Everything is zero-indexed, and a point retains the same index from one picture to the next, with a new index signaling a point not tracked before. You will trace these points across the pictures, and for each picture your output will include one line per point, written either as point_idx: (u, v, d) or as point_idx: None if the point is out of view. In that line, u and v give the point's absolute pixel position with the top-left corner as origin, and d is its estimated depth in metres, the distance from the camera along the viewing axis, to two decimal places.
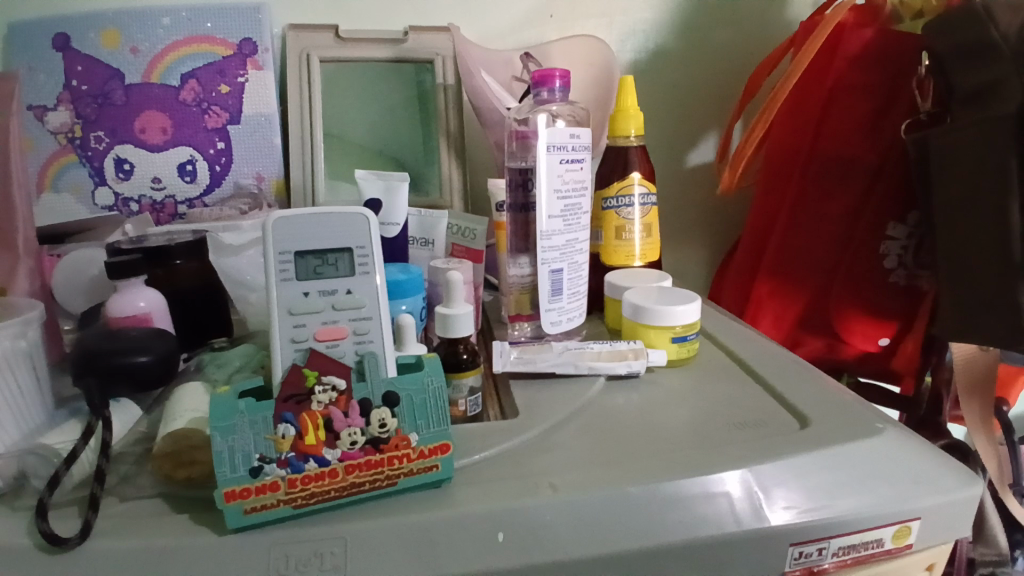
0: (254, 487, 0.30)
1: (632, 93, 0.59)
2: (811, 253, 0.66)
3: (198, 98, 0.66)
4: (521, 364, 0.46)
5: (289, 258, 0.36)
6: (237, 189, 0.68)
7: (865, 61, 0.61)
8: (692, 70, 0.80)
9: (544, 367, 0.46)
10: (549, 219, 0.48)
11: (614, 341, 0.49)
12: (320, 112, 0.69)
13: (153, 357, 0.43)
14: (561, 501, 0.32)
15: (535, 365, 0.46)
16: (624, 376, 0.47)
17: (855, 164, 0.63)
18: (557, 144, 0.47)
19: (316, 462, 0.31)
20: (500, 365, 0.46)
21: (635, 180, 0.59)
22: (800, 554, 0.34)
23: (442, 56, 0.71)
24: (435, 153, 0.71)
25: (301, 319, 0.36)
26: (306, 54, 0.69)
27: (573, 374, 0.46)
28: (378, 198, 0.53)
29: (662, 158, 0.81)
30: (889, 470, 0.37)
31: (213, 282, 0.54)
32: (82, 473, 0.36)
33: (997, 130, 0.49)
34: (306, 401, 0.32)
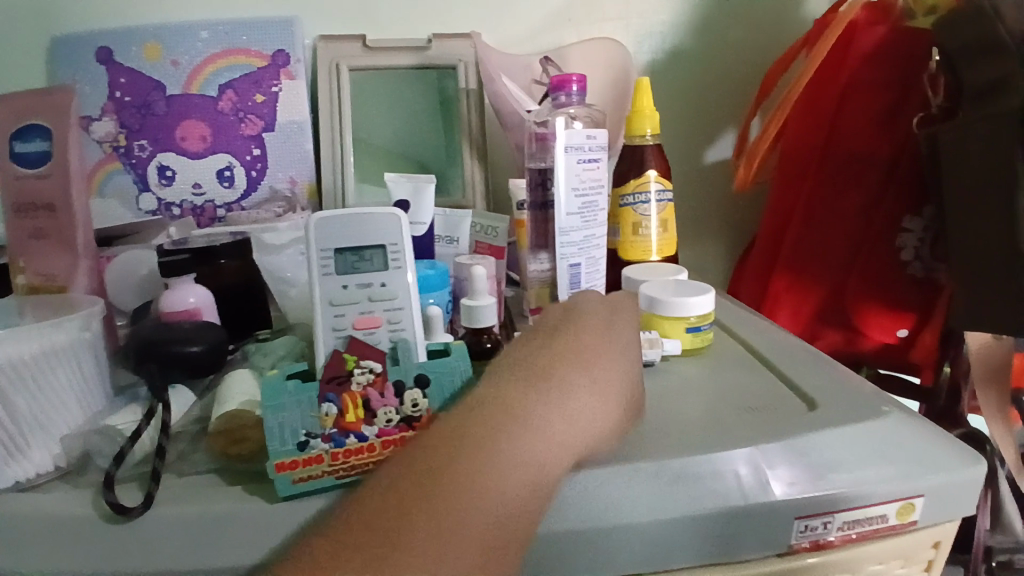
0: (301, 460, 0.33)
1: (647, 94, 0.62)
2: (827, 247, 0.67)
3: (235, 107, 0.71)
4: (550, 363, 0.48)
5: (330, 254, 0.39)
6: (272, 192, 0.72)
7: (877, 59, 0.63)
8: (707, 68, 0.81)
9: None
10: (567, 216, 0.50)
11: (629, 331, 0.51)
12: (349, 118, 0.72)
13: (203, 347, 0.47)
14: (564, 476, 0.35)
15: None
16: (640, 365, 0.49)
17: (870, 160, 0.64)
18: (574, 145, 0.50)
19: (356, 437, 0.34)
20: None
21: (651, 178, 0.61)
22: (805, 527, 0.36)
23: (464, 61, 0.74)
24: (458, 154, 0.74)
25: (341, 309, 0.39)
26: (336, 63, 0.72)
27: None
28: (406, 199, 0.56)
29: (680, 156, 0.83)
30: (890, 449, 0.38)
31: (254, 280, 0.58)
32: (144, 451, 0.40)
33: (1005, 123, 0.50)
34: (346, 382, 0.36)
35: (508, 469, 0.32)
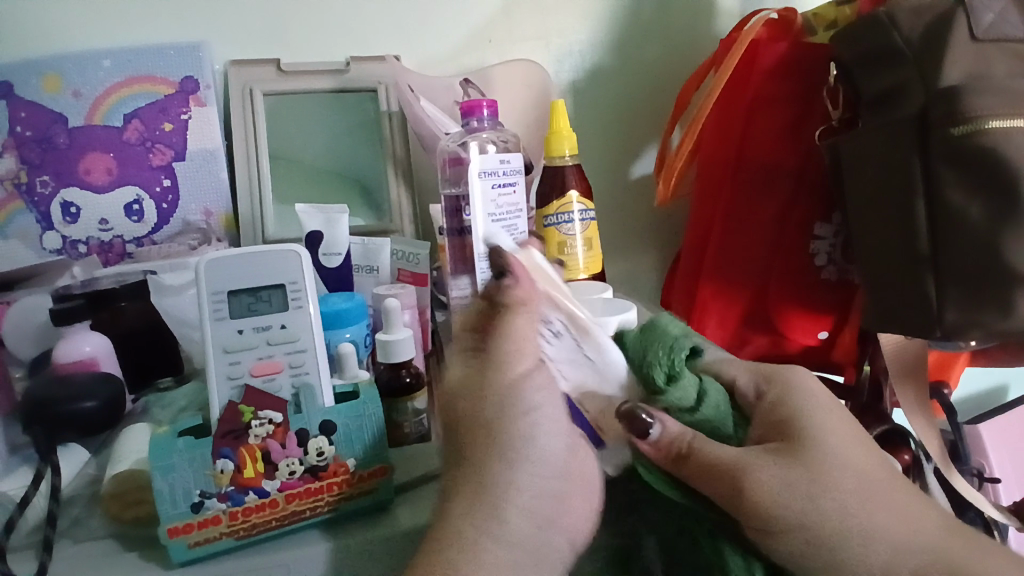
0: (195, 522, 0.32)
1: (563, 115, 0.62)
2: (745, 254, 0.68)
3: (142, 137, 0.67)
4: (567, 389, 0.38)
5: (222, 297, 0.37)
6: (185, 225, 0.68)
7: (780, 73, 0.65)
8: (627, 85, 0.83)
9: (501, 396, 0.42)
10: (485, 241, 0.50)
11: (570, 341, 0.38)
12: (265, 143, 0.70)
13: (99, 402, 0.43)
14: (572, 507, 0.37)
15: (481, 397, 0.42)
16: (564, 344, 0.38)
17: (782, 169, 0.66)
18: (488, 170, 0.49)
19: (255, 494, 0.33)
20: None
21: (573, 199, 0.61)
22: None
23: (384, 83, 0.73)
24: (383, 178, 0.73)
25: (235, 356, 0.37)
26: (248, 88, 0.70)
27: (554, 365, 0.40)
28: (318, 231, 0.54)
29: (606, 172, 0.84)
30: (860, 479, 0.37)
31: (157, 323, 0.54)
32: (35, 519, 0.37)
33: (902, 131, 0.53)
34: (242, 436, 0.34)
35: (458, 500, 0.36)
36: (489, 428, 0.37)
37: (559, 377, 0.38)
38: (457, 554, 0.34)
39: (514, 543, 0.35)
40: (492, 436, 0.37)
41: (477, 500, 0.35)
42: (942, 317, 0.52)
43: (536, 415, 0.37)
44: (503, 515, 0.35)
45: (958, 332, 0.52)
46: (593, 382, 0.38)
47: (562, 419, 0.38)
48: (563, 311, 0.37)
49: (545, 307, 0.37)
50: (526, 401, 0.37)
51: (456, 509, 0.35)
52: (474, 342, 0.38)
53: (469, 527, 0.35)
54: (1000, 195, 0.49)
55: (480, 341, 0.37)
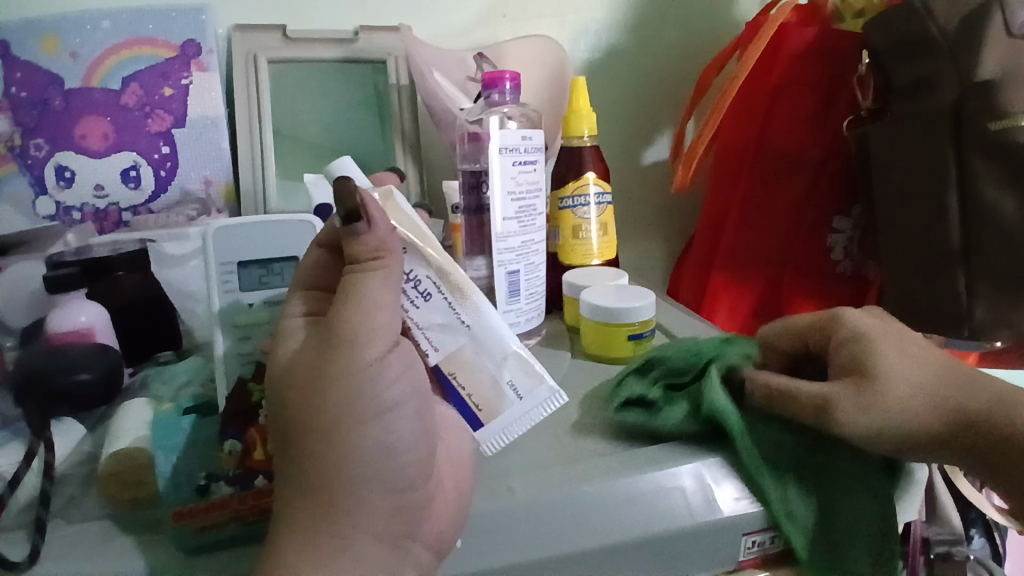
0: (201, 506, 0.30)
1: (583, 93, 0.60)
2: (759, 246, 0.67)
3: (140, 102, 0.64)
4: (438, 359, 0.37)
5: (232, 268, 0.37)
6: (184, 194, 0.66)
7: (809, 59, 0.62)
8: (644, 68, 0.81)
9: (515, 427, 0.38)
10: (503, 221, 0.47)
11: (520, 361, 0.38)
12: (270, 112, 0.67)
13: (94, 375, 0.42)
14: (434, 512, 0.33)
15: (509, 433, 0.38)
16: (526, 387, 0.38)
17: (803, 159, 0.64)
18: (508, 147, 0.47)
19: (263, 479, 0.32)
20: (491, 447, 0.38)
21: (590, 181, 0.59)
22: (752, 543, 0.36)
23: (394, 56, 0.71)
24: (390, 152, 0.71)
25: (245, 331, 0.37)
26: (253, 55, 0.67)
27: (497, 364, 0.38)
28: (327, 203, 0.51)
29: (619, 156, 0.82)
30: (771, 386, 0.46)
31: (155, 294, 0.52)
32: (27, 497, 0.35)
33: (936, 122, 0.51)
34: (251, 418, 0.34)
35: (344, 506, 0.30)
36: (329, 424, 0.30)
37: (431, 345, 0.37)
38: (334, 547, 0.30)
39: (337, 548, 0.30)
40: (329, 434, 0.30)
41: (355, 483, 0.31)
42: (972, 314, 0.51)
43: (394, 416, 0.32)
44: (368, 507, 0.31)
45: (984, 332, 0.51)
46: (468, 350, 0.38)
47: (416, 419, 0.33)
48: (427, 265, 0.36)
49: (409, 258, 0.36)
50: (377, 395, 0.31)
51: (360, 491, 0.31)
52: (319, 305, 0.35)
53: (353, 514, 0.31)
54: None
55: (321, 299, 0.35)
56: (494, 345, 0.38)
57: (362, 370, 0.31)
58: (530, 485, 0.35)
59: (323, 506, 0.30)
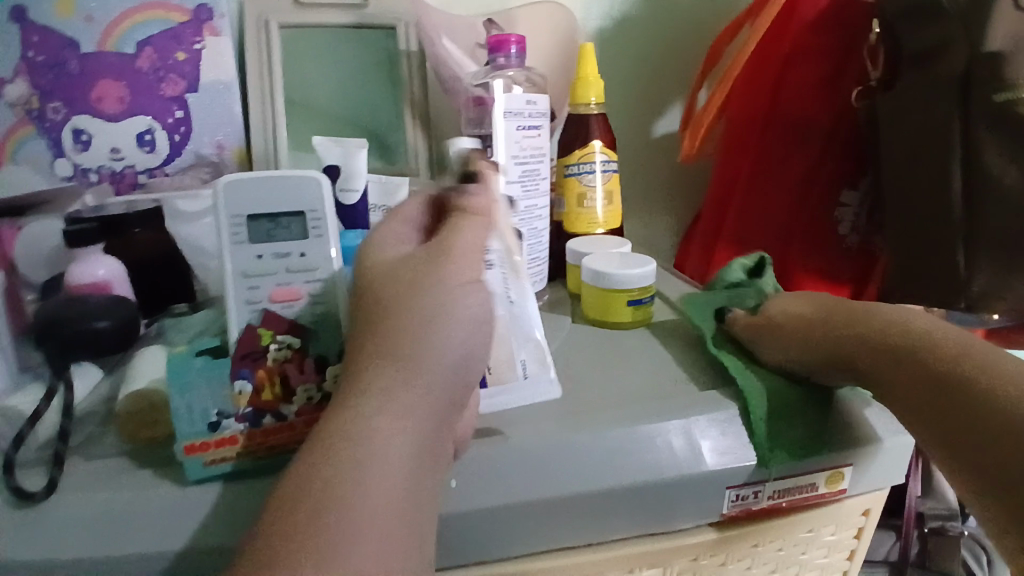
0: (212, 441, 0.32)
1: (591, 61, 0.60)
2: (765, 217, 0.67)
3: (154, 66, 0.65)
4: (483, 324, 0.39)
5: (242, 221, 0.36)
6: (197, 158, 0.67)
7: (822, 26, 0.62)
8: (655, 38, 0.80)
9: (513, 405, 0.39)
10: (507, 184, 0.48)
11: (536, 348, 0.41)
12: (280, 76, 0.68)
13: (112, 322, 0.43)
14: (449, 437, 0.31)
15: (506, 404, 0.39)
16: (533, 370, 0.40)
17: (814, 130, 0.64)
18: (513, 110, 0.48)
19: (272, 417, 0.33)
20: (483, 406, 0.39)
21: (596, 149, 0.60)
22: (736, 496, 0.37)
23: (404, 21, 0.70)
24: (399, 119, 0.71)
25: (255, 281, 0.36)
26: (265, 19, 0.67)
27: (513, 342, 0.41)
28: (336, 165, 0.50)
29: (629, 128, 0.82)
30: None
31: (169, 251, 0.54)
32: (47, 432, 0.37)
33: (945, 89, 0.50)
34: (261, 359, 0.34)
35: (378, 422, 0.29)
36: (402, 327, 0.32)
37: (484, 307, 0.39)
38: (347, 437, 0.29)
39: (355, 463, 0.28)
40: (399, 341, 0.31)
41: (394, 392, 0.30)
42: (969, 285, 0.51)
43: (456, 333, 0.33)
44: (404, 403, 0.30)
45: (979, 303, 0.51)
46: (501, 324, 0.40)
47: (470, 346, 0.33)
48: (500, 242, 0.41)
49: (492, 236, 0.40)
50: (455, 313, 0.33)
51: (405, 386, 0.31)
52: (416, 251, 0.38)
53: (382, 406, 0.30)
54: None
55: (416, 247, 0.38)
56: (520, 327, 0.41)
57: (446, 289, 0.33)
58: (524, 434, 0.36)
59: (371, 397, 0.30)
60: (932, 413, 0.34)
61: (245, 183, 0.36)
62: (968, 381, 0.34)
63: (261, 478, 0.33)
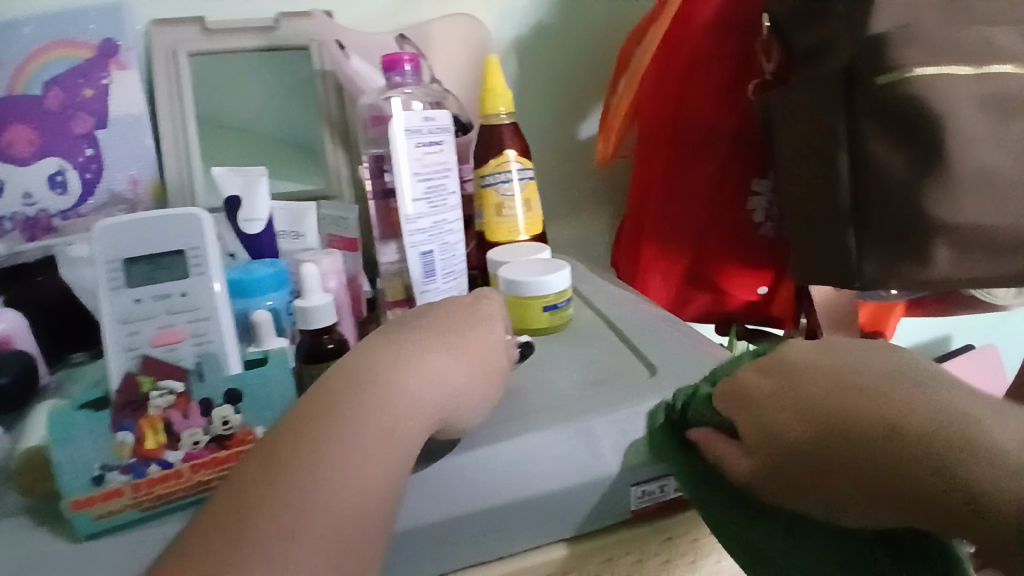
0: (97, 495, 0.31)
1: (498, 73, 0.61)
2: (683, 213, 0.68)
3: (64, 105, 0.63)
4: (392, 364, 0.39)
5: (119, 266, 0.36)
6: (112, 196, 0.64)
7: (716, 26, 0.63)
8: (573, 42, 0.81)
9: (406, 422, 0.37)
10: (412, 203, 0.48)
11: None
12: (191, 106, 0.66)
13: (11, 378, 0.43)
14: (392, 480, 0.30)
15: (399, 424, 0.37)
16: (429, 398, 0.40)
17: (717, 126, 0.66)
18: (411, 129, 0.48)
19: (158, 465, 0.32)
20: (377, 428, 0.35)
21: (510, 158, 0.60)
22: (643, 492, 0.38)
23: (317, 41, 0.69)
24: (319, 141, 0.70)
25: (134, 326, 0.36)
26: (171, 49, 0.66)
27: None
28: (237, 195, 0.50)
29: (556, 131, 0.83)
30: (653, 350, 0.46)
31: (75, 296, 0.52)
32: None
33: (830, 83, 0.52)
34: (142, 407, 0.33)
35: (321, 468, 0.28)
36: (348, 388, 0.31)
37: None
38: (278, 479, 0.28)
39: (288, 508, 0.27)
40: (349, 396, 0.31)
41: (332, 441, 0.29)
42: (861, 269, 0.53)
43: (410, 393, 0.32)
44: (348, 449, 0.29)
45: (876, 284, 0.53)
46: None
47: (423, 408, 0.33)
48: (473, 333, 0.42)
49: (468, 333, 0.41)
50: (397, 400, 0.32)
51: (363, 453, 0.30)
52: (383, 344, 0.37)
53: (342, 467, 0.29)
54: (921, 147, 0.49)
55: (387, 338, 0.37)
56: None
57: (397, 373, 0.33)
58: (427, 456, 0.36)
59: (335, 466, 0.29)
60: (882, 491, 0.28)
61: (117, 228, 0.36)
62: (938, 456, 0.26)
63: (154, 525, 0.33)
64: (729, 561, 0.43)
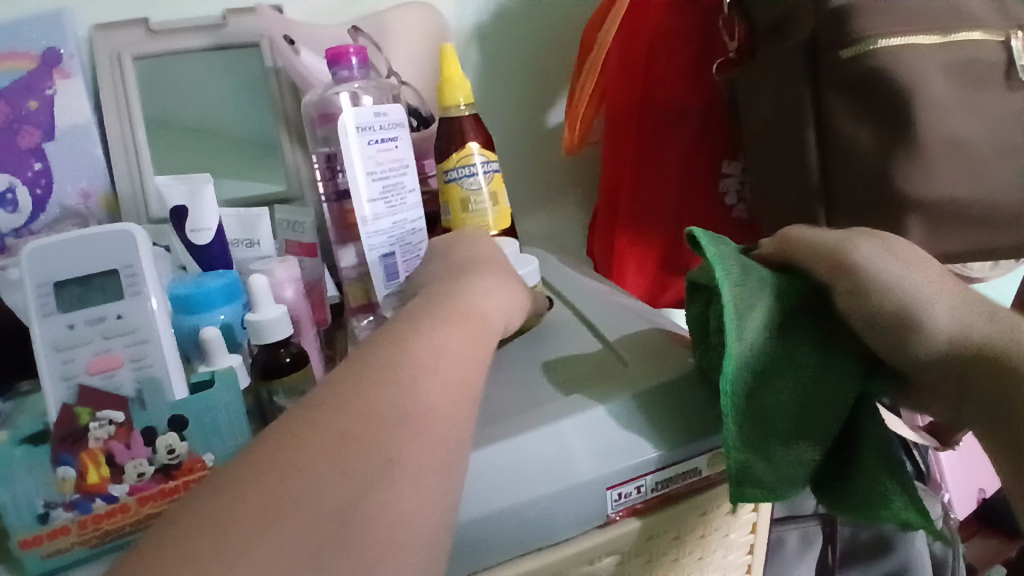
0: (44, 534, 0.30)
1: (454, 62, 0.59)
2: (655, 198, 0.67)
3: (7, 120, 0.59)
4: None
5: (50, 290, 0.35)
6: (64, 211, 0.62)
7: (677, 5, 0.62)
8: (536, 26, 0.79)
9: None
10: (368, 204, 0.47)
11: None
12: (141, 112, 0.64)
13: None
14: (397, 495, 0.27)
15: None
16: None
17: (685, 108, 0.64)
18: (363, 125, 0.46)
19: (102, 500, 0.31)
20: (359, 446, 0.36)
21: (473, 150, 0.58)
22: (619, 495, 0.37)
23: (268, 38, 0.67)
24: (277, 142, 0.68)
25: (69, 354, 0.34)
26: (115, 54, 0.63)
27: None
28: (183, 205, 0.48)
29: (524, 119, 0.81)
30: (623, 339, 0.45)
31: (22, 318, 0.50)
32: None
33: (795, 57, 0.51)
34: (83, 440, 0.31)
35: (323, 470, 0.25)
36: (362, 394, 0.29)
37: None
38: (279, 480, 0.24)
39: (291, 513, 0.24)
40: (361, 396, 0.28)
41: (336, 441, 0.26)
42: None
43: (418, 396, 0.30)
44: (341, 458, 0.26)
45: None
46: None
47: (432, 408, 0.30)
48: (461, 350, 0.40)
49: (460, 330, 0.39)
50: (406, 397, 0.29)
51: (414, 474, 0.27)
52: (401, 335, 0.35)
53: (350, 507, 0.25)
54: (891, 118, 0.48)
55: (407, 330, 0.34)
56: None
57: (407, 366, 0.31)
58: None
59: (358, 491, 0.25)
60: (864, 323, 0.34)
61: (45, 250, 0.35)
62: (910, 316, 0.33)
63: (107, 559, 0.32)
64: (711, 553, 0.43)
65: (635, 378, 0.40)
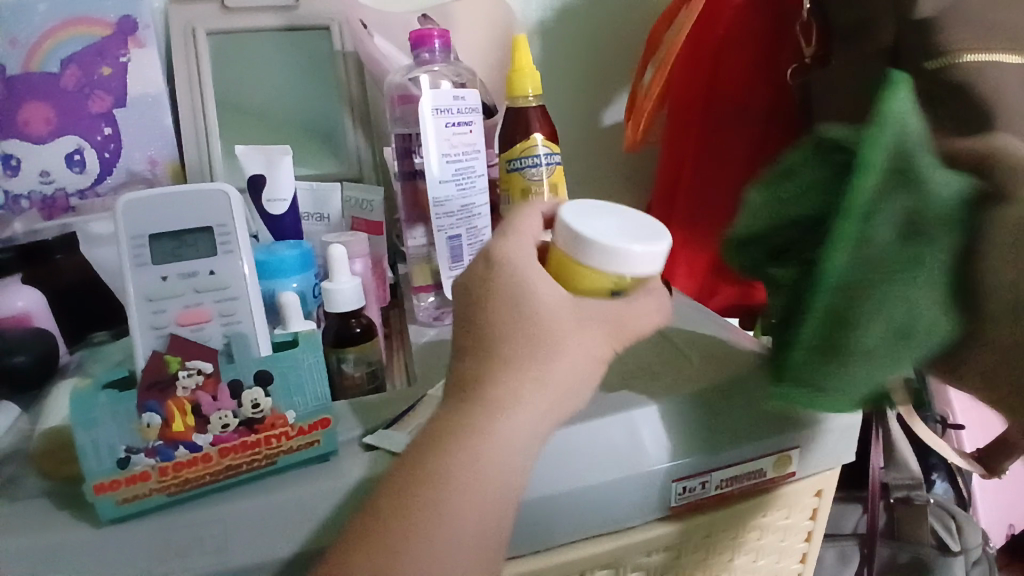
0: (122, 479, 0.31)
1: (525, 52, 0.59)
2: (714, 202, 0.66)
3: (80, 83, 0.61)
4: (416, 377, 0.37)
5: (144, 242, 0.36)
6: (130, 175, 0.63)
7: (752, 8, 0.61)
8: (599, 26, 0.78)
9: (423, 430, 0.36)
10: (439, 184, 0.47)
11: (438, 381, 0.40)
12: (211, 85, 0.65)
13: (31, 357, 0.43)
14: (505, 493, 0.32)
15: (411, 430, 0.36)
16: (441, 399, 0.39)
17: (752, 112, 0.64)
18: (441, 107, 0.47)
19: (186, 448, 0.31)
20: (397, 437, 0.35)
21: (537, 141, 0.58)
22: (684, 489, 0.37)
23: (337, 20, 0.68)
24: (340, 123, 0.69)
25: (160, 305, 0.35)
26: (190, 27, 0.64)
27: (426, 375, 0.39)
28: (260, 174, 0.50)
29: (579, 117, 0.81)
30: (684, 336, 0.45)
31: (94, 276, 0.52)
32: None
33: (874, 65, 0.50)
34: (170, 388, 0.32)
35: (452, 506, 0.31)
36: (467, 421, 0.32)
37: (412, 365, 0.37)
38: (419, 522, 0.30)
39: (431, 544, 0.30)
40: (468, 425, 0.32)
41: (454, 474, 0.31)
42: None
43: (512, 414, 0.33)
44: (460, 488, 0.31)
45: None
46: None
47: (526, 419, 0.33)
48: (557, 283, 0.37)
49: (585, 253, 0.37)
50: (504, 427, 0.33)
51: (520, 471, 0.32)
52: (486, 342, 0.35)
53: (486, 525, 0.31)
54: None
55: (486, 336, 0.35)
56: None
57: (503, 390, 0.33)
58: None
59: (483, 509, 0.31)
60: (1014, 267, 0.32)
61: (141, 204, 0.35)
62: None
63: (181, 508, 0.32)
64: (766, 559, 0.42)
65: (701, 375, 0.40)
